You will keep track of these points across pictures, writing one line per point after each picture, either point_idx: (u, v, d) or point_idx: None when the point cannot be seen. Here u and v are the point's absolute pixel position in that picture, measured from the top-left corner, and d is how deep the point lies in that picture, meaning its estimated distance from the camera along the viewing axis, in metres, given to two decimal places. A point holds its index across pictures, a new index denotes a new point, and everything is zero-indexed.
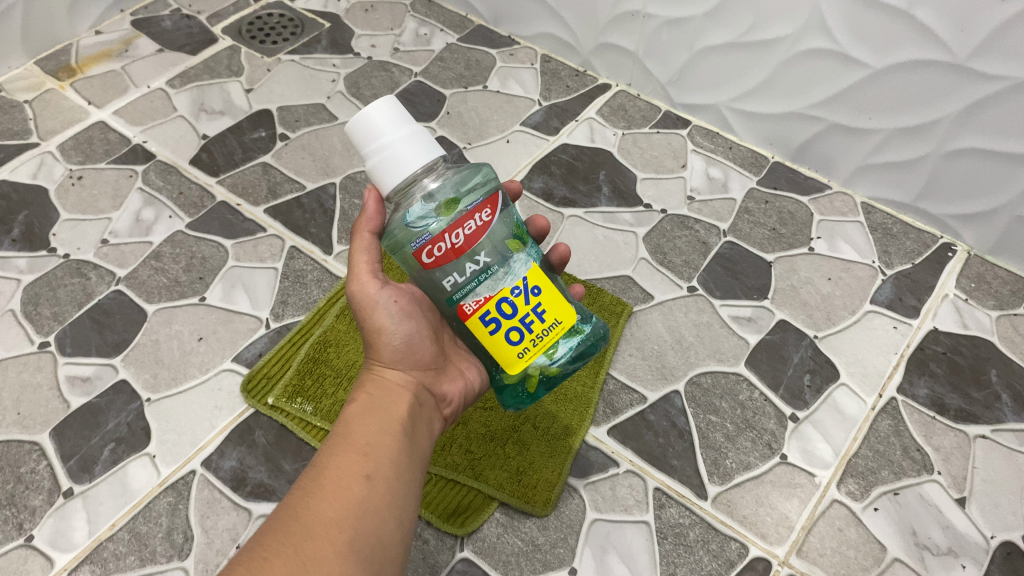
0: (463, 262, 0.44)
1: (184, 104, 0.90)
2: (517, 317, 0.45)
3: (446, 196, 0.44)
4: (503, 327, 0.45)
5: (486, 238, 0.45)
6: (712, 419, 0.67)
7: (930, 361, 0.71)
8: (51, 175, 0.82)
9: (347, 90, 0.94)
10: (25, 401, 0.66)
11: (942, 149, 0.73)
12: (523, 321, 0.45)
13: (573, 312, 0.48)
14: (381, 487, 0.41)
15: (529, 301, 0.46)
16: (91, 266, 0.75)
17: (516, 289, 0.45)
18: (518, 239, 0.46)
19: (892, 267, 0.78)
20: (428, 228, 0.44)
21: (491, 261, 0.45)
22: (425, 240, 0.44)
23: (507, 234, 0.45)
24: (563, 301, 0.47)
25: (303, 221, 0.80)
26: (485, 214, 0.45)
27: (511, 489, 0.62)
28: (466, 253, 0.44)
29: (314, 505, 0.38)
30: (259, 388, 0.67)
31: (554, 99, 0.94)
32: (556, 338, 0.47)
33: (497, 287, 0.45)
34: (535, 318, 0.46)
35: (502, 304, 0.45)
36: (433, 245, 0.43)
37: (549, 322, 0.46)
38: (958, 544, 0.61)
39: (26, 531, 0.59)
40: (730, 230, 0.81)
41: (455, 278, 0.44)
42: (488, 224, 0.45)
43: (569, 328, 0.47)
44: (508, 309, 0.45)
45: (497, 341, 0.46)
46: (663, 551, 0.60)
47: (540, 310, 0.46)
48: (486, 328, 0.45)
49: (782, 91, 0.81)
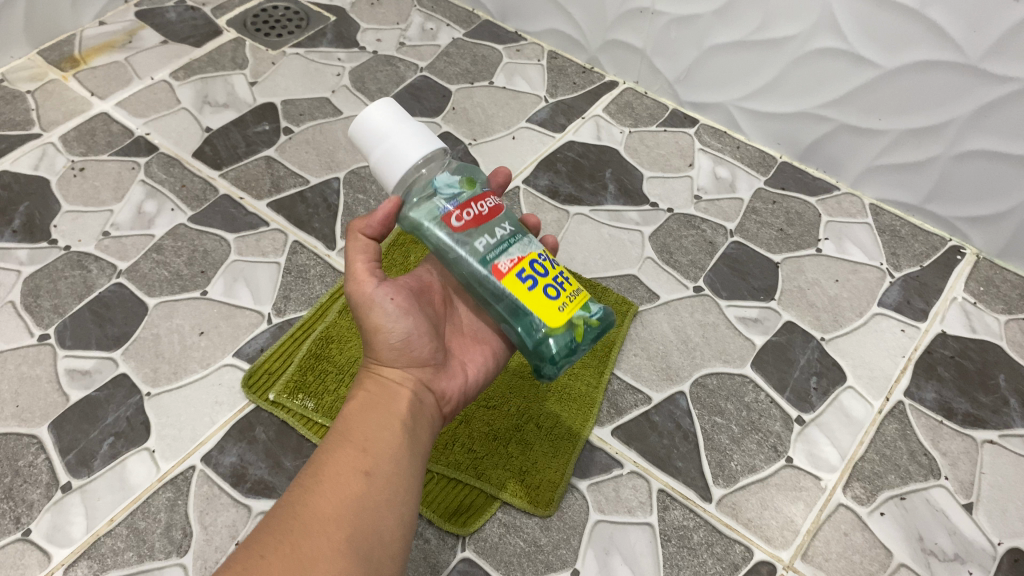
0: (491, 227, 0.46)
1: (188, 96, 0.90)
2: (550, 276, 0.46)
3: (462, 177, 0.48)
4: (540, 283, 0.45)
5: (502, 213, 0.48)
6: (717, 420, 0.66)
7: (938, 365, 0.70)
8: (52, 166, 0.82)
9: (352, 84, 0.93)
10: (24, 394, 0.65)
11: (952, 151, 0.72)
12: (556, 280, 0.46)
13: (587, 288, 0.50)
14: (380, 483, 0.40)
15: (553, 266, 0.47)
16: (92, 259, 0.74)
17: (541, 256, 0.47)
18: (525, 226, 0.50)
19: (900, 270, 0.77)
20: (455, 195, 0.46)
21: (514, 230, 0.47)
22: (453, 206, 0.46)
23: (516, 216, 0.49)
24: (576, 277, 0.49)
25: (306, 215, 0.79)
26: (497, 198, 0.48)
27: (514, 488, 0.62)
28: (492, 220, 0.46)
29: (312, 502, 0.38)
30: (259, 384, 0.66)
31: (561, 96, 0.94)
32: (586, 299, 0.47)
33: (528, 249, 0.46)
34: (564, 279, 0.47)
35: (534, 265, 0.46)
36: (462, 210, 0.46)
37: (576, 285, 0.47)
38: (965, 550, 0.60)
39: (24, 526, 0.58)
40: (737, 230, 0.80)
41: (487, 240, 0.45)
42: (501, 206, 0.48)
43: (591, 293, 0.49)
44: (541, 269, 0.46)
45: (537, 297, 0.45)
46: (667, 553, 0.59)
47: (565, 274, 0.47)
48: (525, 284, 0.45)
49: (792, 90, 0.80)
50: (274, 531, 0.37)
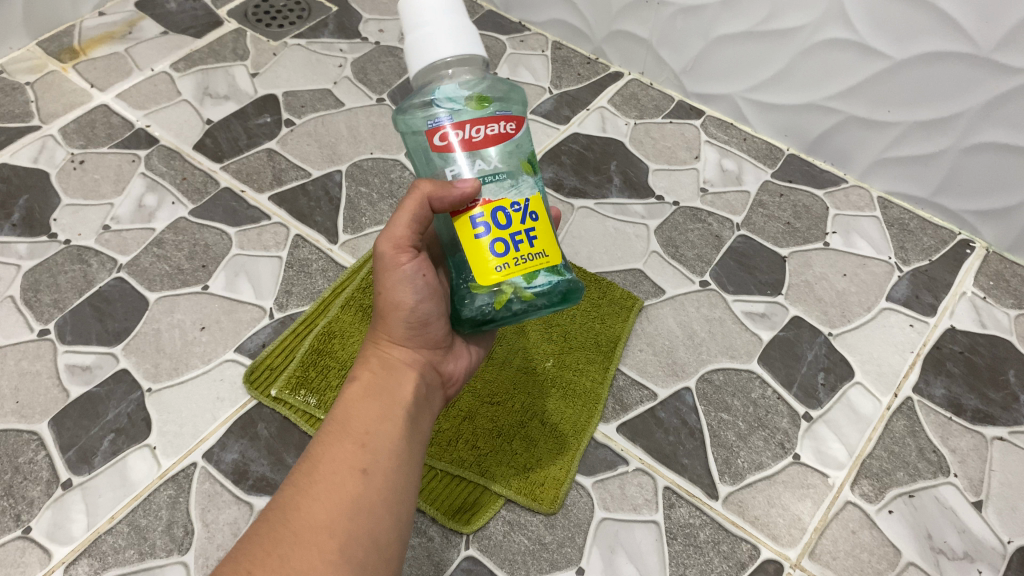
0: (473, 159, 0.42)
1: (188, 88, 0.89)
2: (509, 230, 0.42)
3: (477, 90, 0.43)
4: (490, 235, 0.42)
5: (503, 144, 0.43)
6: (724, 417, 0.66)
7: (947, 361, 0.69)
8: (52, 158, 0.81)
9: (354, 75, 0.92)
10: (23, 390, 0.64)
11: (962, 144, 0.71)
12: (513, 237, 0.42)
13: (561, 253, 0.44)
14: (378, 482, 0.39)
15: (525, 220, 0.43)
16: (92, 252, 0.73)
17: (515, 205, 0.43)
18: (529, 164, 0.44)
19: (909, 264, 0.76)
20: (454, 109, 0.42)
21: (499, 167, 0.43)
22: (444, 122, 0.42)
23: (522, 154, 0.44)
24: (555, 239, 0.44)
25: (308, 209, 0.78)
26: (510, 126, 0.43)
27: (518, 486, 0.61)
28: (479, 150, 0.42)
29: (305, 506, 0.37)
30: (261, 380, 0.65)
31: (565, 87, 0.92)
32: (537, 268, 0.43)
33: (497, 194, 0.42)
34: (524, 239, 0.43)
35: (497, 213, 0.42)
36: (451, 130, 0.42)
37: (536, 250, 0.43)
38: (975, 549, 0.60)
39: (24, 523, 0.58)
40: (743, 224, 0.79)
41: (456, 171, 0.42)
42: (509, 135, 0.43)
43: (554, 266, 0.44)
44: (502, 219, 0.42)
45: (476, 248, 0.42)
46: (673, 551, 0.59)
47: (531, 233, 0.43)
48: (474, 229, 0.42)
49: (800, 81, 0.79)
50: (264, 538, 0.36)
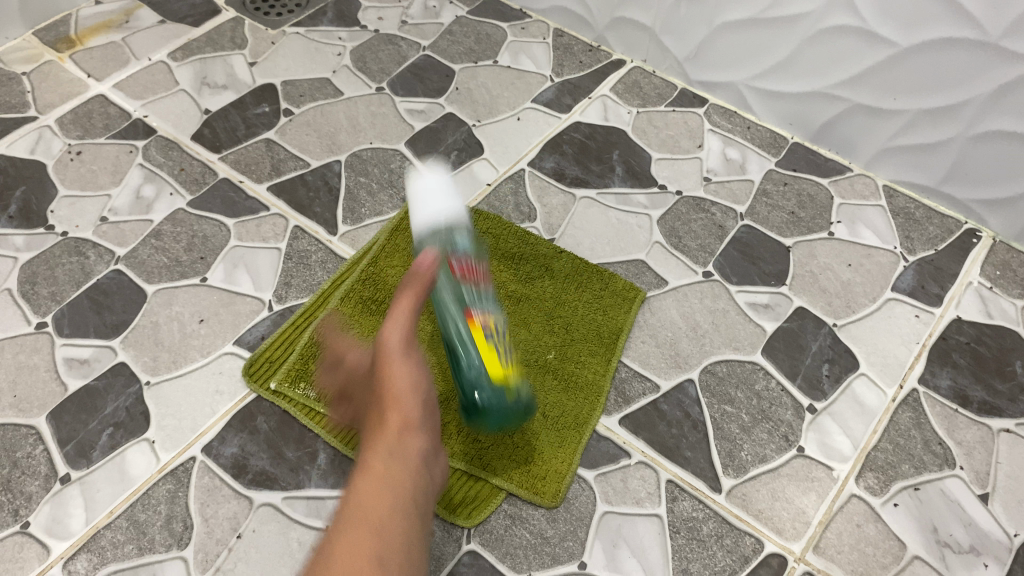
0: (449, 297, 0.52)
1: (186, 77, 0.88)
2: (476, 342, 0.52)
3: (450, 229, 0.53)
4: (467, 335, 0.52)
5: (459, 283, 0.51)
6: (727, 409, 0.65)
7: (953, 352, 0.69)
8: (49, 149, 0.80)
9: (353, 64, 0.91)
10: (21, 383, 0.64)
11: (969, 132, 0.71)
12: (480, 346, 0.52)
13: (506, 368, 0.53)
14: (412, 512, 0.37)
15: (485, 332, 0.53)
16: (90, 245, 0.73)
17: (480, 323, 0.53)
18: (483, 309, 0.54)
19: (914, 253, 0.75)
20: (430, 241, 0.52)
21: (462, 296, 0.53)
22: (421, 251, 0.51)
23: (468, 303, 0.52)
24: (501, 361, 0.53)
25: (307, 199, 0.77)
26: (458, 257, 0.49)
27: (520, 480, 0.60)
28: (446, 282, 0.51)
29: (355, 535, 0.34)
30: (261, 372, 0.65)
31: (567, 75, 0.91)
32: (493, 375, 0.52)
33: (472, 309, 0.53)
34: (485, 345, 0.52)
35: (466, 319, 0.52)
36: (421, 255, 0.50)
37: (493, 368, 0.52)
38: (980, 542, 0.59)
39: (22, 518, 0.57)
40: (747, 213, 0.79)
41: (441, 304, 0.52)
42: (466, 272, 0.50)
43: (501, 381, 0.52)
44: (471, 329, 0.52)
45: (458, 349, 0.52)
46: (676, 545, 0.59)
47: (487, 339, 0.53)
48: (456, 335, 0.52)
49: (804, 69, 0.78)
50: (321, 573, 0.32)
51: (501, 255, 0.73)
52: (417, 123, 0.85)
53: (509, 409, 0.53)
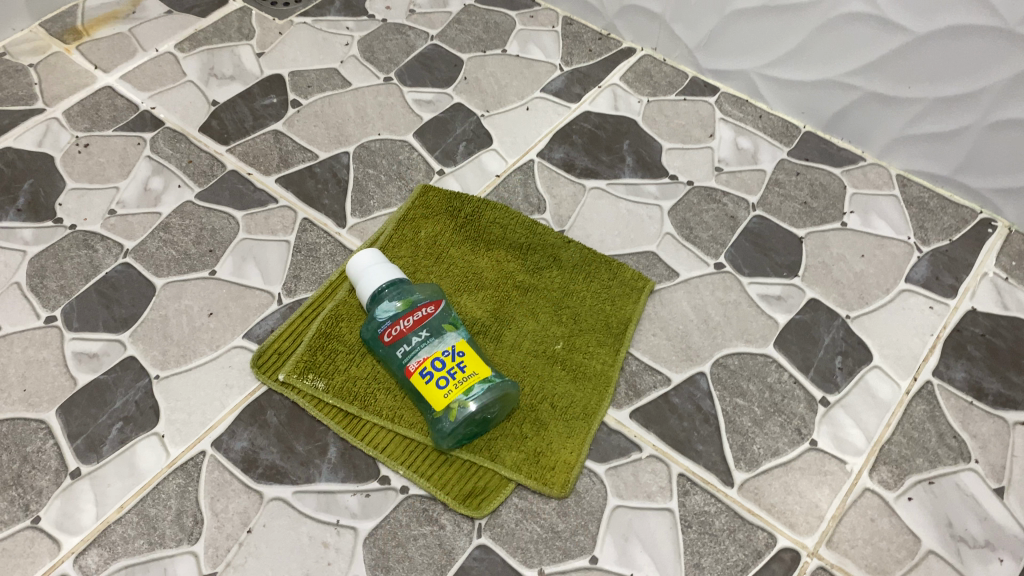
0: (410, 338, 0.59)
1: (194, 68, 0.87)
2: (445, 368, 0.57)
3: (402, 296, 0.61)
4: (434, 376, 0.57)
5: (431, 319, 0.59)
6: (740, 402, 0.65)
7: (968, 344, 0.68)
8: (56, 142, 0.80)
9: (361, 54, 0.90)
10: (31, 377, 0.64)
11: (985, 121, 0.70)
12: (449, 371, 0.57)
13: (489, 367, 0.59)
14: None
15: (454, 357, 0.58)
16: (98, 238, 0.72)
17: (446, 351, 0.58)
18: (452, 326, 0.60)
19: (928, 244, 0.75)
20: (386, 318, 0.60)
21: (428, 334, 0.59)
22: (385, 326, 0.60)
23: (446, 321, 0.60)
24: (483, 360, 0.59)
25: (315, 191, 0.77)
26: (429, 308, 0.60)
27: (529, 471, 0.60)
28: (413, 330, 0.59)
29: None
30: (270, 364, 0.65)
31: (576, 64, 0.90)
32: (472, 383, 0.57)
33: (431, 350, 0.58)
34: (456, 370, 0.57)
35: (435, 361, 0.57)
36: (391, 328, 0.59)
37: (467, 373, 0.57)
38: (996, 537, 0.58)
39: (33, 513, 0.58)
40: (759, 204, 0.78)
41: (406, 347, 0.59)
42: (432, 313, 0.60)
43: (486, 378, 0.58)
44: (439, 363, 0.57)
45: (430, 389, 0.57)
46: (688, 540, 0.58)
47: (460, 364, 0.57)
48: (424, 379, 0.57)
49: (817, 57, 0.77)
50: None
51: (508, 245, 0.73)
52: (425, 113, 0.84)
53: (492, 410, 0.59)
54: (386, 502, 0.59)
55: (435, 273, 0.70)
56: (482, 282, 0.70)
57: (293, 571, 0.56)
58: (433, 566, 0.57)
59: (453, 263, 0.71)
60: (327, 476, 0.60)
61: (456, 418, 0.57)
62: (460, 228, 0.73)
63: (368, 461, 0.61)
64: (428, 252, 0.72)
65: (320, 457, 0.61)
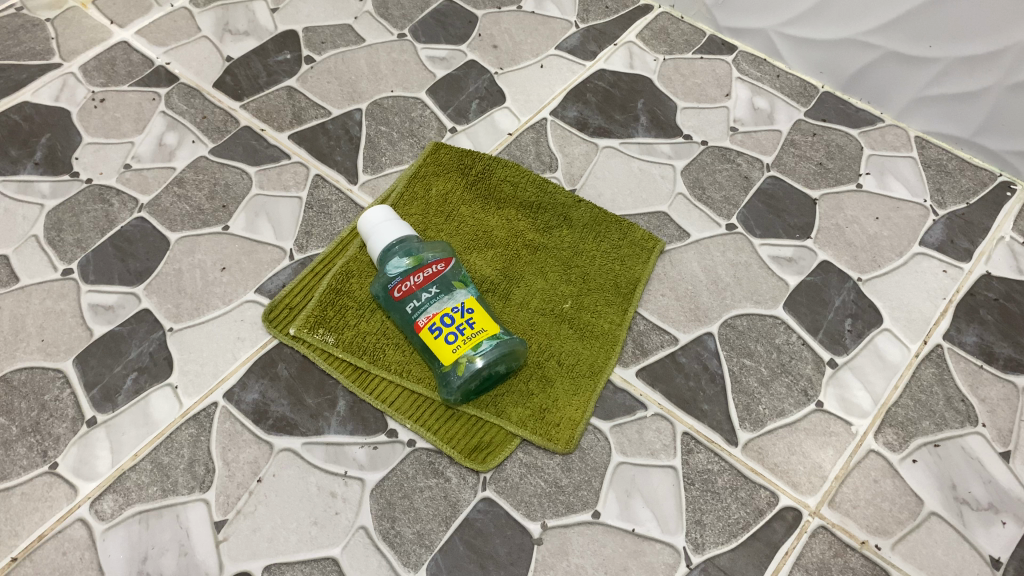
0: (420, 294, 0.59)
1: (208, 24, 0.87)
2: (454, 325, 0.58)
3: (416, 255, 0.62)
4: (443, 331, 0.57)
5: (441, 276, 0.59)
6: (746, 362, 0.65)
7: (981, 308, 0.67)
8: (73, 97, 0.80)
9: (375, 10, 0.89)
10: (49, 328, 0.65)
11: (1009, 79, 0.68)
12: (457, 328, 0.57)
13: (498, 324, 0.59)
14: None
15: (464, 313, 0.58)
16: (114, 192, 0.73)
17: (456, 308, 0.58)
18: (462, 284, 0.60)
19: (945, 207, 0.74)
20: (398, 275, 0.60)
21: (438, 290, 0.59)
22: (397, 281, 0.60)
23: (456, 279, 0.60)
24: (491, 318, 0.59)
25: (328, 148, 0.77)
26: (439, 265, 0.60)
27: (535, 426, 0.61)
28: (423, 287, 0.59)
29: None
30: (281, 318, 0.65)
31: (592, 21, 0.89)
32: (479, 340, 0.58)
33: (441, 306, 0.58)
34: (465, 326, 0.58)
35: (444, 317, 0.58)
36: (402, 283, 0.59)
37: (476, 329, 0.58)
38: (1000, 500, 0.59)
39: (51, 459, 0.59)
40: (774, 164, 0.77)
41: (415, 303, 0.59)
42: (441, 271, 0.60)
43: (494, 336, 0.58)
44: (449, 320, 0.58)
45: (438, 343, 0.58)
46: (690, 497, 0.59)
47: (469, 320, 0.58)
48: (433, 335, 0.58)
49: (838, 14, 0.76)
50: None
51: (520, 203, 0.73)
52: (438, 71, 0.84)
53: (499, 368, 0.59)
54: (393, 455, 0.60)
55: (445, 231, 0.71)
56: (492, 240, 0.70)
57: (302, 520, 0.58)
58: (438, 517, 0.58)
59: (463, 221, 0.71)
60: (336, 428, 0.61)
61: (463, 373, 0.58)
62: (471, 186, 0.73)
63: (376, 414, 0.62)
64: (439, 209, 0.72)
65: (330, 410, 0.62)
